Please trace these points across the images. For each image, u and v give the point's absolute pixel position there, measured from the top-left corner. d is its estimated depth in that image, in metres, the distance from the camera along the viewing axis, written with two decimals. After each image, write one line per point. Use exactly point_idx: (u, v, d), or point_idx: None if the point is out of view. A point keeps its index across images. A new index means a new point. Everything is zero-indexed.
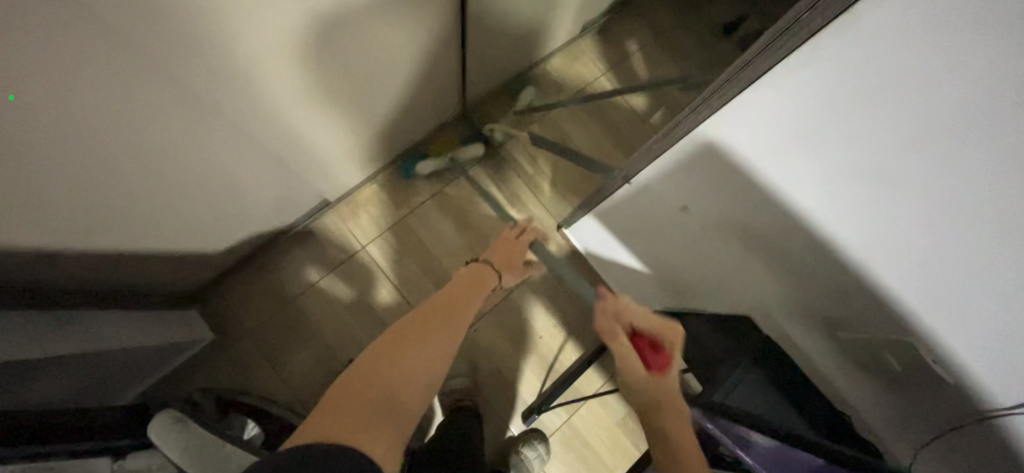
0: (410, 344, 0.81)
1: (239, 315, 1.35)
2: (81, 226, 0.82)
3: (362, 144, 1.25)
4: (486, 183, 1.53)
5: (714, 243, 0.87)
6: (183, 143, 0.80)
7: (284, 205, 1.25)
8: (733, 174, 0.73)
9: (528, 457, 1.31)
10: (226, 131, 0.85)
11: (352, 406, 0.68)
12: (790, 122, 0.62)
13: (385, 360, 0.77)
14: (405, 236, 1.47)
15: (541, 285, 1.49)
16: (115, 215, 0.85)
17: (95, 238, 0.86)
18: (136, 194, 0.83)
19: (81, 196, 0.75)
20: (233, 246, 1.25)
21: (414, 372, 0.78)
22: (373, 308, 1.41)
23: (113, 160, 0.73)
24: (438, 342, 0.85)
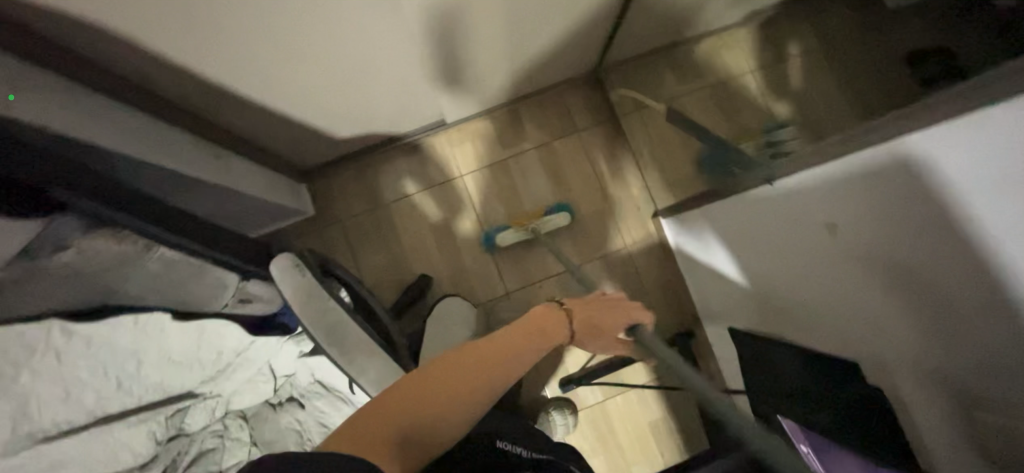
0: (454, 380, 0.61)
1: (337, 204, 1.45)
2: (255, 77, 0.90)
3: (497, 75, 1.26)
4: (594, 150, 1.50)
5: (846, 276, 0.79)
6: (359, 21, 0.84)
7: (408, 115, 1.31)
8: (920, 208, 0.64)
9: (555, 422, 1.33)
10: (397, 19, 0.87)
11: (363, 439, 0.53)
12: (1003, 158, 0.54)
13: (420, 385, 0.59)
14: (501, 177, 1.49)
15: (616, 266, 1.47)
16: (284, 74, 0.92)
17: (258, 90, 0.94)
18: (301, 59, 0.89)
19: (266, 42, 0.80)
20: (354, 139, 1.33)
21: (443, 418, 0.59)
22: (453, 235, 1.46)
23: (299, 17, 0.78)
24: (471, 381, 0.62)
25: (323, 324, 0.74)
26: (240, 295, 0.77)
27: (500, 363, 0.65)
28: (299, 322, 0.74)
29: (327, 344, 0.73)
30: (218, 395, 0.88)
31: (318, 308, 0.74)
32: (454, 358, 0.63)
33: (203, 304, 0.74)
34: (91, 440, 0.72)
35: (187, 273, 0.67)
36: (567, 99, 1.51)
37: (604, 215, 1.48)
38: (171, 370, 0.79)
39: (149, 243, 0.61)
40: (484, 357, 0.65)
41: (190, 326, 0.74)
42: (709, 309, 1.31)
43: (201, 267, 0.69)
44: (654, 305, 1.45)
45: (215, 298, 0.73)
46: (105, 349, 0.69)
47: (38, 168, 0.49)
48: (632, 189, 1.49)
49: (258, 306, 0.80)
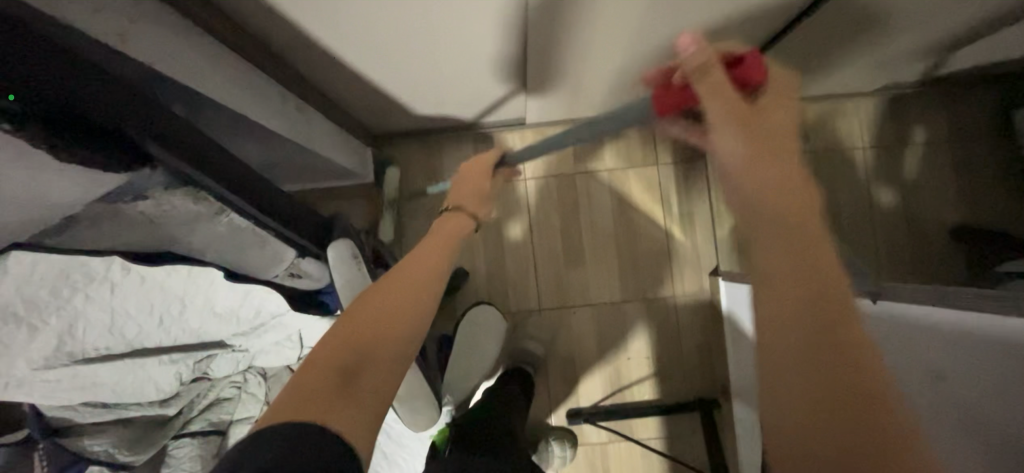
0: (383, 304, 0.58)
1: (396, 174, 1.42)
2: (360, 56, 0.86)
3: (596, 92, 1.17)
4: (669, 189, 1.41)
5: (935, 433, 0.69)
6: (482, 27, 0.78)
7: (491, 107, 1.25)
8: None
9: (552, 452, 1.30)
10: (521, 31, 0.80)
11: (313, 394, 0.50)
12: None
13: (357, 327, 0.56)
14: (565, 191, 1.42)
15: (658, 314, 1.39)
16: (388, 56, 0.88)
17: (359, 63, 0.91)
18: (411, 49, 0.84)
19: (382, 30, 0.76)
20: (430, 117, 1.29)
21: (389, 340, 0.56)
22: (501, 236, 1.42)
23: (425, 16, 0.72)
24: (404, 296, 0.59)
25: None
26: (292, 269, 0.75)
27: (418, 273, 0.63)
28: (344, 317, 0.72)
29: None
30: (245, 350, 0.88)
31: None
32: (379, 289, 0.59)
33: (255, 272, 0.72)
34: (126, 368, 0.74)
35: (250, 241, 0.66)
36: None
37: (659, 258, 1.40)
38: (210, 319, 0.78)
39: (223, 207, 0.59)
40: (411, 273, 0.62)
41: (238, 286, 0.73)
42: (743, 389, 1.23)
43: (264, 238, 0.67)
44: (684, 364, 1.38)
45: (268, 269, 0.71)
46: (155, 289, 0.69)
47: (136, 120, 0.47)
48: (696, 239, 1.40)
49: (304, 282, 0.78)
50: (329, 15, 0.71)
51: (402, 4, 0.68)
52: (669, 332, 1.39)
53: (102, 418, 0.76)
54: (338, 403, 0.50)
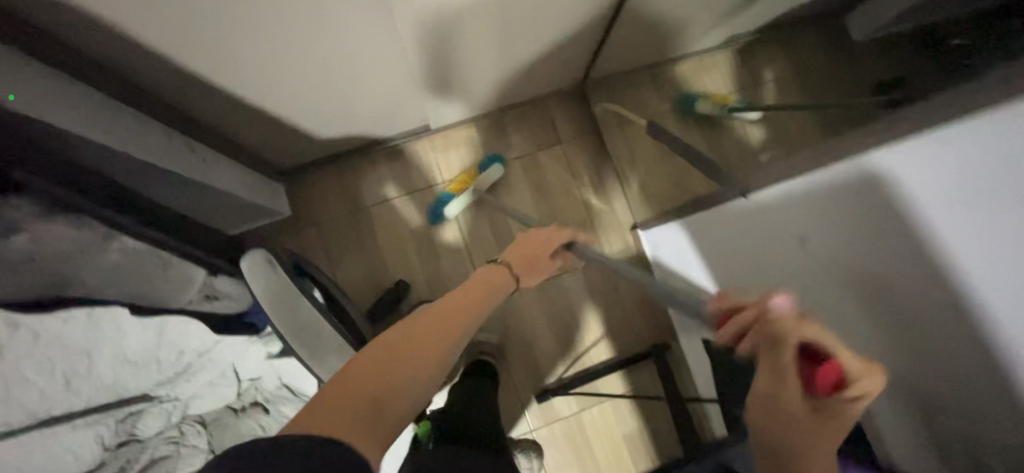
0: (416, 340, 0.61)
1: (315, 206, 1.42)
2: (234, 76, 0.87)
3: (484, 85, 1.27)
4: (577, 163, 1.52)
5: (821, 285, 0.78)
6: (347, 25, 0.83)
7: (391, 119, 1.30)
8: (877, 215, 0.70)
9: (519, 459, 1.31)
10: (386, 25, 0.86)
11: (343, 414, 0.51)
12: (962, 196, 0.60)
13: (387, 357, 0.58)
14: (484, 185, 1.49)
15: (595, 278, 1.47)
16: (266, 73, 0.90)
17: (238, 86, 0.92)
18: (284, 58, 0.87)
19: (247, 40, 0.78)
20: (336, 140, 1.31)
21: (415, 373, 0.58)
22: (434, 241, 1.44)
23: (284, 18, 0.76)
24: (439, 337, 0.63)
25: (294, 324, 0.70)
26: (207, 292, 0.75)
27: (457, 312, 0.67)
28: (269, 322, 0.70)
29: (297, 344, 0.70)
30: (176, 399, 0.83)
31: (290, 306, 0.71)
32: (418, 323, 0.63)
33: (167, 301, 0.71)
34: (35, 445, 0.67)
35: (150, 266, 0.65)
36: (552, 111, 1.53)
37: (585, 227, 1.49)
38: (126, 369, 0.74)
39: (111, 232, 0.59)
40: (444, 315, 0.66)
41: (149, 321, 0.70)
42: (685, 321, 1.32)
43: (165, 261, 0.66)
44: (631, 317, 1.46)
45: (179, 294, 0.71)
46: (55, 348, 0.64)
47: None
48: (612, 202, 1.51)
49: (224, 304, 0.77)
50: (181, 27, 0.72)
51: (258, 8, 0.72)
52: (610, 292, 1.47)
53: None
54: (363, 423, 0.51)
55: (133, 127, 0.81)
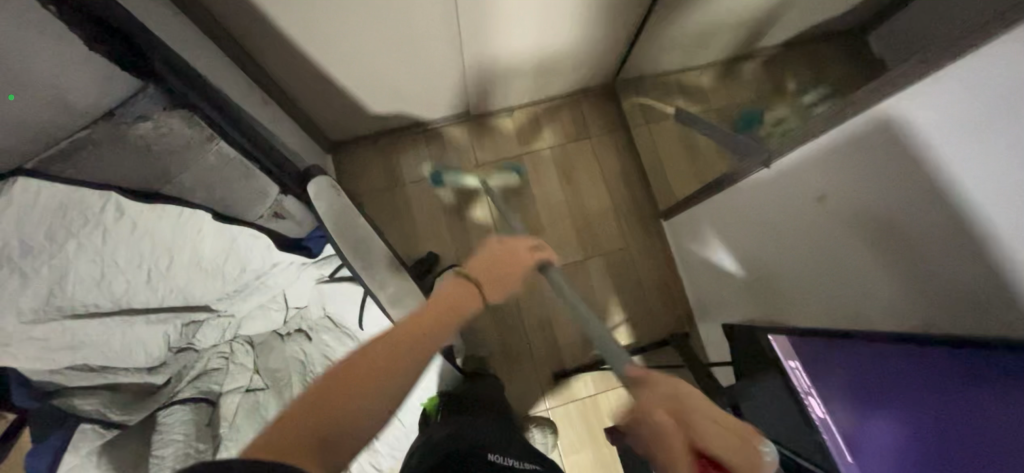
0: (385, 365, 0.50)
1: (358, 178, 1.53)
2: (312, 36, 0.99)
3: (522, 72, 1.38)
4: (604, 156, 1.60)
5: (846, 243, 0.79)
6: None
7: (435, 98, 1.42)
8: (887, 163, 0.68)
9: (535, 431, 1.32)
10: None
11: (299, 443, 0.44)
12: (956, 131, 0.58)
13: (358, 378, 0.49)
14: (515, 170, 1.58)
15: (615, 264, 1.52)
16: (336, 36, 1.03)
17: (311, 47, 1.05)
18: (354, 23, 0.99)
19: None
20: (384, 116, 1.43)
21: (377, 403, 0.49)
22: (464, 218, 1.53)
23: None
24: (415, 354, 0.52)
25: (352, 240, 0.80)
26: (275, 210, 0.83)
27: (432, 323, 0.56)
28: (330, 236, 0.80)
29: (353, 258, 0.79)
30: (231, 315, 0.91)
31: (350, 225, 0.80)
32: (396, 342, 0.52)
33: (243, 212, 0.80)
34: (114, 328, 0.77)
35: (236, 175, 0.75)
36: (583, 107, 1.64)
37: (609, 216, 1.56)
38: (196, 276, 0.82)
39: (212, 134, 0.69)
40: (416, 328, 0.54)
41: (224, 230, 0.78)
42: (705, 308, 1.35)
43: (248, 173, 0.75)
44: (650, 304, 1.48)
45: (252, 208, 0.79)
46: (147, 238, 0.73)
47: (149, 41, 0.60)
48: (637, 194, 1.57)
49: (288, 225, 0.86)
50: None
51: None
52: (631, 280, 1.51)
53: (89, 383, 0.77)
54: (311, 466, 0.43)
55: (225, 70, 0.94)
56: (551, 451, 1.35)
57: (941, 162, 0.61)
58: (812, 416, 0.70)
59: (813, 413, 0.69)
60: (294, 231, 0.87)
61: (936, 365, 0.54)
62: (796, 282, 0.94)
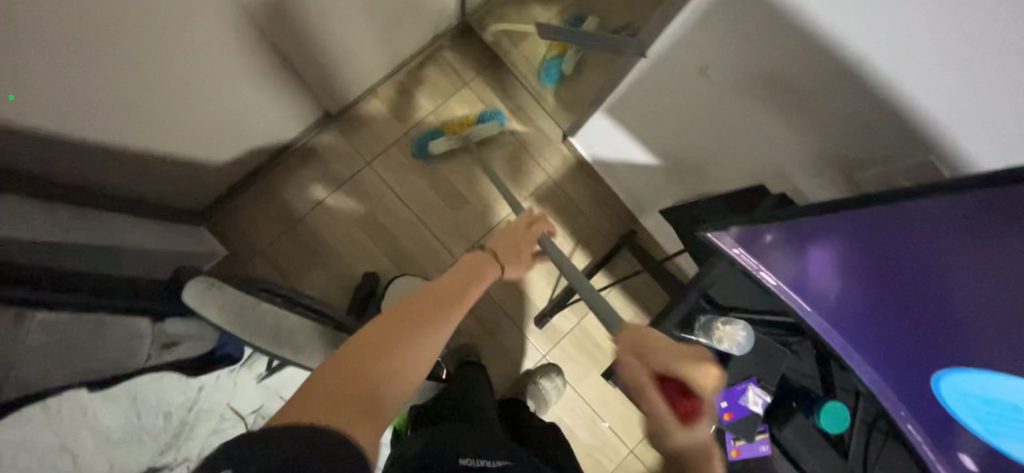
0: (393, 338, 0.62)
1: (250, 234, 1.35)
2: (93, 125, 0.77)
3: (362, 49, 1.21)
4: (489, 96, 1.50)
5: (742, 102, 0.80)
6: (174, 23, 0.75)
7: (283, 116, 1.23)
8: (755, 15, 0.69)
9: (544, 384, 1.35)
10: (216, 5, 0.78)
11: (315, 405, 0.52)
12: None
13: (380, 347, 0.60)
14: (409, 150, 1.45)
15: (546, 197, 1.49)
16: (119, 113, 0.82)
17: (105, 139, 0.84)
18: (134, 90, 0.79)
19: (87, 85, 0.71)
20: (237, 161, 1.23)
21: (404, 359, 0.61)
22: (382, 222, 1.41)
23: (108, 41, 0.68)
24: (409, 331, 0.64)
25: (267, 329, 0.72)
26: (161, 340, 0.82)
27: (445, 301, 0.71)
28: (234, 335, 0.70)
29: (280, 349, 0.72)
30: (185, 461, 0.87)
31: (253, 316, 0.71)
32: (377, 336, 0.62)
33: (124, 363, 0.77)
34: None
35: (84, 332, 0.70)
36: (445, 54, 1.49)
37: (520, 154, 1.49)
38: (116, 451, 0.78)
39: (23, 311, 0.61)
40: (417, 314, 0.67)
41: (114, 393, 0.76)
42: (640, 203, 1.37)
43: (99, 322, 0.71)
44: (593, 220, 1.50)
45: (132, 351, 0.78)
46: (28, 454, 0.67)
47: None
48: (538, 120, 1.51)
49: (189, 345, 0.85)
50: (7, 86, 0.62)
51: (74, 44, 0.65)
52: (567, 206, 1.50)
53: None
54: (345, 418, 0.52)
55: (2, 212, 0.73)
56: (564, 391, 1.40)
57: (813, 10, 0.63)
58: (766, 284, 0.70)
59: (767, 283, 0.69)
60: (199, 348, 0.87)
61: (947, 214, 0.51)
62: (711, 153, 0.95)
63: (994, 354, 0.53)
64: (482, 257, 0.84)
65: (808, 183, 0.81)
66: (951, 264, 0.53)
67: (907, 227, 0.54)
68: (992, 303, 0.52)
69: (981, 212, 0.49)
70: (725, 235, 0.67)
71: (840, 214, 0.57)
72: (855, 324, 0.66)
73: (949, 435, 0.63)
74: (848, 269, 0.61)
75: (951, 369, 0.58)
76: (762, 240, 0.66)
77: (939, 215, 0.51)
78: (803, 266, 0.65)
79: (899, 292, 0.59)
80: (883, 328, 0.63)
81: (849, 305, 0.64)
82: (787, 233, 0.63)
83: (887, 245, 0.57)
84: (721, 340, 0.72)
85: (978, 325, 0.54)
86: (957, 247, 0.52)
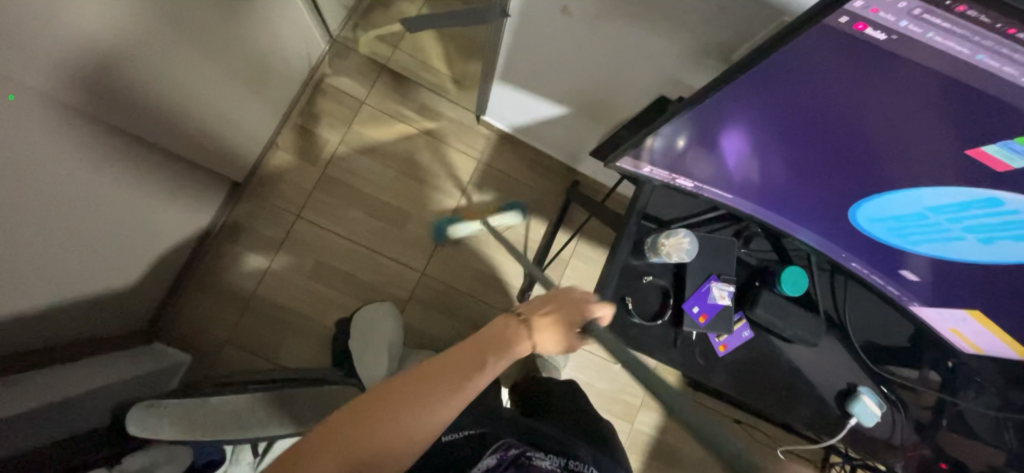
0: (409, 402, 0.52)
1: (208, 330, 1.29)
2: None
3: (243, 107, 1.16)
4: (389, 105, 1.46)
5: (611, 26, 0.81)
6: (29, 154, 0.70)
7: (188, 204, 1.17)
8: None
9: (549, 353, 1.37)
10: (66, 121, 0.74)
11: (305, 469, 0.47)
12: None
13: (388, 410, 0.51)
14: (333, 188, 1.40)
15: (483, 180, 1.48)
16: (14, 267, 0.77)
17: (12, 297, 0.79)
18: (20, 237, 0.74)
19: None
20: (161, 264, 1.17)
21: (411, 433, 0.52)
22: (335, 266, 1.38)
23: None
24: (448, 384, 0.54)
25: (223, 418, 0.70)
26: None
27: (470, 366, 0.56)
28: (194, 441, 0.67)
29: (242, 432, 0.69)
30: None
31: (201, 411, 0.69)
32: (438, 370, 0.54)
33: None
34: None
35: None
36: (329, 81, 1.44)
37: (442, 149, 1.47)
38: None
39: None
40: (444, 378, 0.54)
41: None
42: (570, 152, 1.39)
43: None
44: (535, 185, 1.50)
45: None
46: None
47: None
48: (445, 111, 1.49)
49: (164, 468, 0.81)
50: None
51: None
52: (506, 181, 1.49)
53: None
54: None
55: None
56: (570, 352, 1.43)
57: None
58: (686, 188, 0.74)
59: (685, 187, 0.73)
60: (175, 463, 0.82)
61: (814, 67, 0.50)
62: (606, 82, 0.96)
63: (913, 159, 0.55)
64: (521, 325, 0.61)
65: (696, 78, 0.83)
66: (849, 98, 0.52)
67: (792, 77, 0.52)
68: (888, 127, 0.53)
69: (844, 47, 0.47)
70: (628, 160, 0.70)
71: (720, 103, 0.57)
72: (778, 192, 0.68)
73: (890, 255, 0.68)
74: (752, 145, 0.63)
75: (868, 197, 0.62)
76: (664, 149, 0.67)
77: (812, 62, 0.49)
78: (711, 160, 0.67)
79: (807, 147, 0.60)
80: (801, 184, 0.66)
81: (764, 177, 0.67)
82: (683, 136, 0.64)
83: (777, 111, 0.57)
84: (670, 254, 0.74)
85: (883, 148, 0.55)
86: (843, 89, 0.51)
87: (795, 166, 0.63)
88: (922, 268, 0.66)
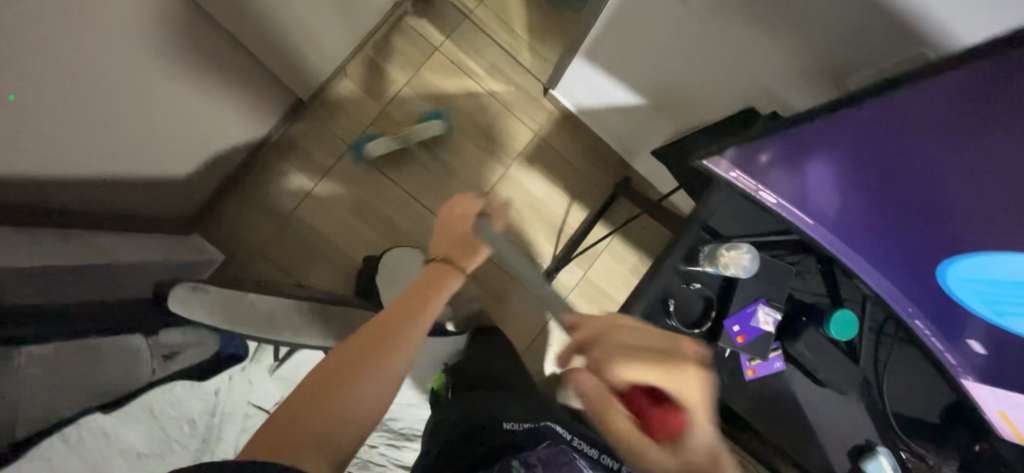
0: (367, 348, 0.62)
1: (244, 236, 1.33)
2: (42, 142, 0.74)
3: (324, 26, 1.16)
4: (462, 59, 1.44)
5: (723, 24, 0.77)
6: None
7: (250, 113, 1.18)
8: None
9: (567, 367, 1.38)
10: None
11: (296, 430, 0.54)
12: None
13: (349, 361, 0.61)
14: (390, 128, 1.41)
15: (536, 156, 1.46)
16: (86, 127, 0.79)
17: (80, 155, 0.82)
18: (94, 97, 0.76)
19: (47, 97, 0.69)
20: (215, 161, 1.20)
21: (381, 370, 0.61)
22: (374, 205, 1.39)
23: None
24: (395, 331, 0.65)
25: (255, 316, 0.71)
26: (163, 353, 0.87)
27: (399, 311, 0.67)
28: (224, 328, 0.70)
29: (274, 332, 0.72)
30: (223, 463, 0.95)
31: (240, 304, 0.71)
32: (373, 329, 0.65)
33: (130, 378, 0.82)
34: None
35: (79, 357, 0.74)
36: (410, 21, 1.43)
37: (503, 116, 1.45)
38: (145, 463, 0.85)
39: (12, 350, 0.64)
40: (381, 326, 0.65)
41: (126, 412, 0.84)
42: (629, 147, 1.35)
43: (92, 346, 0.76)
44: (585, 173, 1.48)
45: (136, 367, 0.82)
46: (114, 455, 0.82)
47: None
48: (516, 78, 1.46)
49: (188, 352, 0.90)
50: None
51: None
52: (557, 162, 1.47)
53: None
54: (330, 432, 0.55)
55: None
56: None
57: None
58: (766, 204, 0.68)
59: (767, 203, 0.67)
60: (199, 354, 0.90)
61: (943, 105, 0.52)
62: (697, 82, 0.93)
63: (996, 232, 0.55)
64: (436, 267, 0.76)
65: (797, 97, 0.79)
66: (951, 151, 0.54)
67: (915, 110, 0.53)
68: (985, 191, 0.54)
69: (986, 89, 0.49)
70: (723, 161, 0.65)
71: (842, 118, 0.56)
72: (853, 234, 0.66)
73: (955, 324, 0.65)
74: (842, 178, 0.62)
75: (950, 259, 0.60)
76: (764, 157, 0.63)
77: (938, 99, 0.51)
78: (804, 183, 0.64)
79: (895, 194, 0.60)
80: (875, 232, 0.64)
81: (840, 217, 0.65)
82: (790, 148, 0.61)
83: (885, 146, 0.57)
84: (727, 266, 0.71)
85: (973, 212, 0.56)
86: (961, 137, 0.53)
87: (875, 211, 0.62)
88: (988, 344, 0.63)
